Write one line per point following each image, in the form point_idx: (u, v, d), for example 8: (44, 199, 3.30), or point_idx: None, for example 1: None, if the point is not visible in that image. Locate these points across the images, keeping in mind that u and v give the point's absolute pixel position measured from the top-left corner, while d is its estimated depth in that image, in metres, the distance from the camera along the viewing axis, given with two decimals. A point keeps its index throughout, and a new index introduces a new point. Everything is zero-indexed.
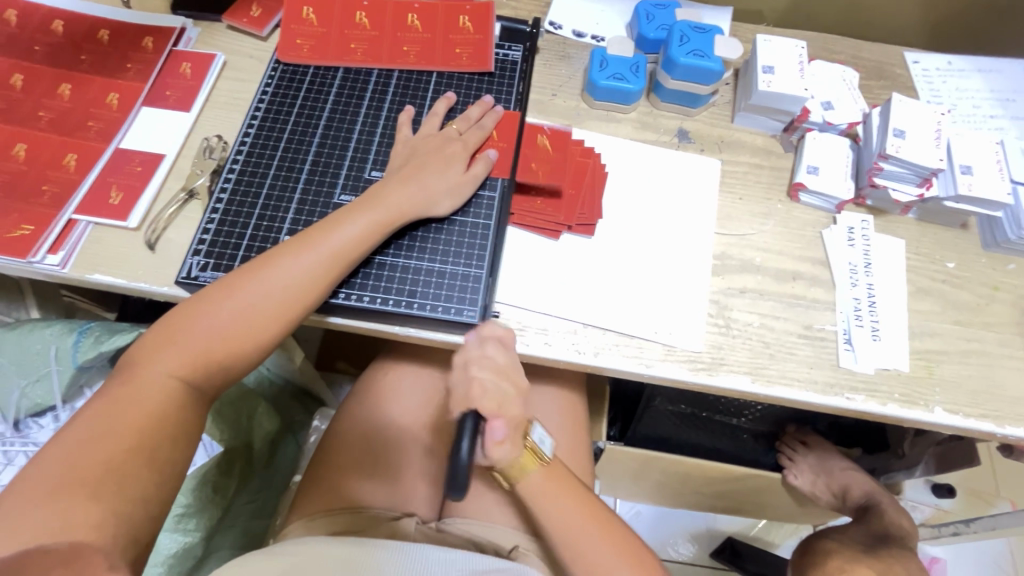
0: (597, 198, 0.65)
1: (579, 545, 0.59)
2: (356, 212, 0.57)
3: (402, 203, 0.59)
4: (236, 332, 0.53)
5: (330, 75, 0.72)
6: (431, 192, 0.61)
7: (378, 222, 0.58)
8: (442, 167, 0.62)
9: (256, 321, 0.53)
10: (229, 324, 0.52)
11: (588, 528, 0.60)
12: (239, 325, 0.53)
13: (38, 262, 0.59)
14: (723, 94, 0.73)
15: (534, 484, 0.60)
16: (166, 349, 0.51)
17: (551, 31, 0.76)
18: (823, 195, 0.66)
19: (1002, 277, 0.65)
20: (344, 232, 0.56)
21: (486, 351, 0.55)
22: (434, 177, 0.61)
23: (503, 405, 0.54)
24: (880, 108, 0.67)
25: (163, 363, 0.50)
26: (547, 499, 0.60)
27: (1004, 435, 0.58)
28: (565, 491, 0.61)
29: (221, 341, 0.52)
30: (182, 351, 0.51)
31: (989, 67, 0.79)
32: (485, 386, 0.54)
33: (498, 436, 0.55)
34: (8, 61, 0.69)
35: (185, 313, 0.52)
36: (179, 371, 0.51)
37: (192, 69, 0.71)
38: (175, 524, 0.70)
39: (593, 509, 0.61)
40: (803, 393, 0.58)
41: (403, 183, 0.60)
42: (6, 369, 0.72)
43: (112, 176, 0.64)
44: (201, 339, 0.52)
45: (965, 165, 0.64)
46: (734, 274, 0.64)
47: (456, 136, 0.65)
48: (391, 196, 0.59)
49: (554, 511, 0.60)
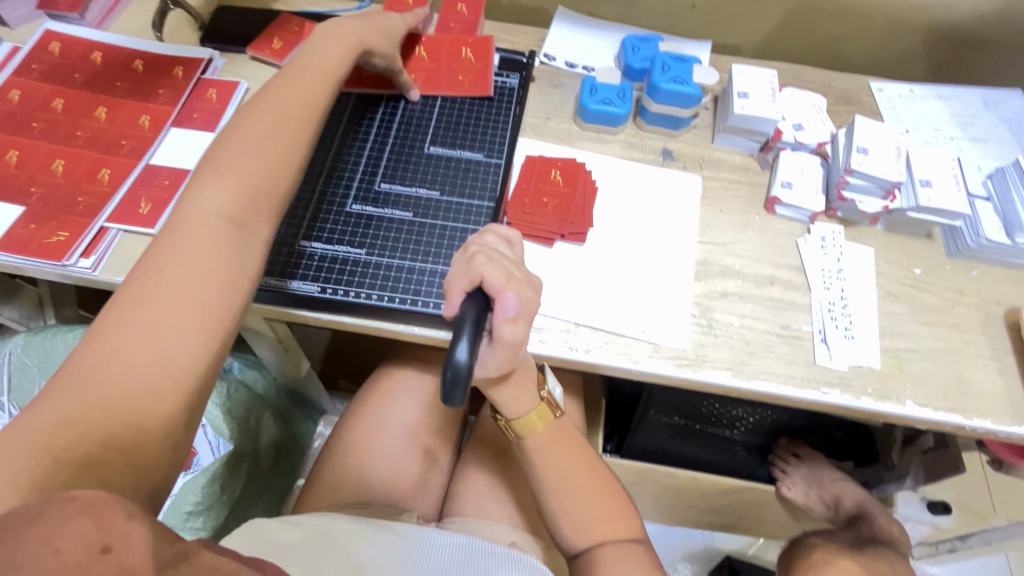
0: (588, 209, 0.71)
1: (576, 507, 0.62)
2: (320, 45, 0.65)
3: (353, 36, 0.68)
4: (263, 158, 0.54)
5: (344, 98, 0.78)
6: (374, 26, 0.71)
7: (344, 47, 0.66)
8: (382, 16, 0.73)
9: (273, 129, 0.56)
10: (252, 142, 0.54)
11: (586, 490, 0.63)
12: (263, 149, 0.55)
13: (71, 265, 0.64)
14: (704, 118, 0.80)
15: (537, 434, 0.64)
16: (208, 180, 0.51)
17: (545, 62, 0.83)
18: (797, 207, 0.72)
19: (965, 282, 0.70)
20: (317, 56, 0.64)
21: (494, 251, 0.52)
22: (375, 19, 0.72)
23: (511, 280, 0.50)
24: (846, 129, 0.73)
25: (211, 198, 0.50)
26: (547, 454, 0.64)
27: (972, 426, 0.61)
28: (564, 452, 0.64)
29: (251, 161, 0.53)
30: (219, 183, 0.51)
31: (948, 94, 0.86)
32: (488, 259, 0.50)
33: (506, 312, 0.48)
34: (51, 87, 0.76)
35: (217, 154, 0.53)
36: (228, 206, 0.50)
37: (218, 94, 0.78)
38: (185, 522, 0.73)
39: (595, 475, 0.65)
40: (781, 387, 0.62)
41: (347, 23, 0.69)
42: (30, 370, 0.77)
43: (142, 189, 0.70)
44: (238, 163, 0.53)
45: (925, 179, 0.69)
46: (715, 279, 0.69)
47: (396, 13, 0.76)
48: (345, 31, 0.67)
49: (554, 470, 0.63)
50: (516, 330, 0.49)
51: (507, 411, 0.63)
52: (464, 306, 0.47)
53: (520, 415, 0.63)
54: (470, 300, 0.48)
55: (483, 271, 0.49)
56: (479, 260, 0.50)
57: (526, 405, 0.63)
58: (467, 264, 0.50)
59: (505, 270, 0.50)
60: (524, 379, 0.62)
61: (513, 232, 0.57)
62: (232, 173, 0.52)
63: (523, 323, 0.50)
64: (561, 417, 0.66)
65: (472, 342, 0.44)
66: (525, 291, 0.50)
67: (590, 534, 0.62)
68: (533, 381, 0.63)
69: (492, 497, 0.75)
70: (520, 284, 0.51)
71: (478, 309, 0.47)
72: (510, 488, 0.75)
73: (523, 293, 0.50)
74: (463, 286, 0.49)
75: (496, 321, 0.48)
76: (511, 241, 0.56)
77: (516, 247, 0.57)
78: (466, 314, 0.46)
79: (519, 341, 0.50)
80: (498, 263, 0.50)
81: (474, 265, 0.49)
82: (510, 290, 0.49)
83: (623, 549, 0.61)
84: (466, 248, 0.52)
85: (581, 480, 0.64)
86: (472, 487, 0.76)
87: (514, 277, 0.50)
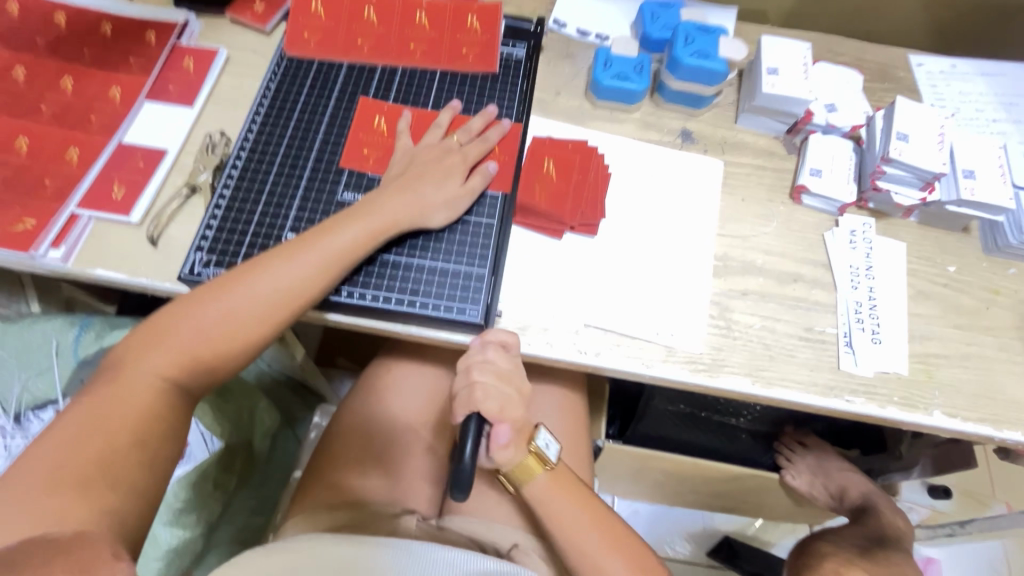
0: (601, 197, 0.65)
1: (575, 540, 0.60)
2: (349, 222, 0.57)
3: (396, 212, 0.59)
4: (226, 336, 0.52)
5: (334, 71, 0.72)
6: (428, 202, 0.61)
7: (369, 229, 0.58)
8: (441, 177, 0.62)
9: (244, 318, 0.53)
10: (211, 329, 0.52)
11: (584, 524, 0.60)
12: (229, 335, 0.53)
13: (40, 256, 0.59)
14: (727, 95, 0.73)
15: (534, 484, 0.61)
16: (157, 347, 0.51)
17: (555, 30, 0.76)
18: (825, 198, 0.66)
19: (1002, 282, 0.65)
20: (341, 236, 0.57)
21: (490, 370, 0.56)
22: (431, 187, 0.61)
23: (505, 410, 0.57)
24: (883, 111, 0.67)
25: (156, 359, 0.50)
26: (547, 502, 0.61)
27: (1002, 438, 0.58)
28: (563, 494, 0.61)
29: (207, 340, 0.52)
30: (172, 350, 0.51)
31: (993, 70, 0.79)
32: (487, 389, 0.55)
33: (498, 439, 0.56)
34: (11, 53, 0.69)
35: (176, 312, 0.52)
36: (168, 368, 0.51)
37: (195, 64, 0.71)
38: (174, 518, 0.70)
39: (594, 512, 0.62)
40: (801, 394, 0.58)
41: (398, 190, 0.60)
42: (7, 363, 0.72)
43: (114, 171, 0.64)
44: (195, 336, 0.52)
45: (968, 169, 0.64)
46: (735, 276, 0.64)
47: (457, 148, 0.64)
48: (388, 205, 0.59)
49: (551, 513, 0.61)
50: (508, 453, 0.59)
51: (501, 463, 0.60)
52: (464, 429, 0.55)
53: (512, 464, 0.60)
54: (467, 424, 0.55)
55: (482, 405, 0.56)
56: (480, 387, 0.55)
57: (516, 457, 0.60)
58: (467, 395, 0.56)
59: (500, 402, 0.56)
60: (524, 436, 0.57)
61: (511, 337, 0.57)
62: (185, 332, 0.51)
63: (513, 443, 0.58)
64: (556, 464, 0.62)
65: (472, 447, 0.53)
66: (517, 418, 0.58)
67: (591, 563, 0.59)
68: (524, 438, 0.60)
69: (493, 497, 0.73)
70: (512, 410, 0.58)
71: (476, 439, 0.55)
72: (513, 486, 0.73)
73: (513, 420, 0.58)
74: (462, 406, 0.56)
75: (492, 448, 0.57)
76: (507, 346, 0.57)
77: (512, 351, 0.57)
78: (468, 423, 0.54)
79: (510, 459, 0.59)
80: (495, 395, 0.56)
81: (474, 399, 0.55)
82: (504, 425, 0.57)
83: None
84: (466, 366, 0.56)
85: (582, 520, 0.61)
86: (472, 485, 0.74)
87: (509, 405, 0.57)
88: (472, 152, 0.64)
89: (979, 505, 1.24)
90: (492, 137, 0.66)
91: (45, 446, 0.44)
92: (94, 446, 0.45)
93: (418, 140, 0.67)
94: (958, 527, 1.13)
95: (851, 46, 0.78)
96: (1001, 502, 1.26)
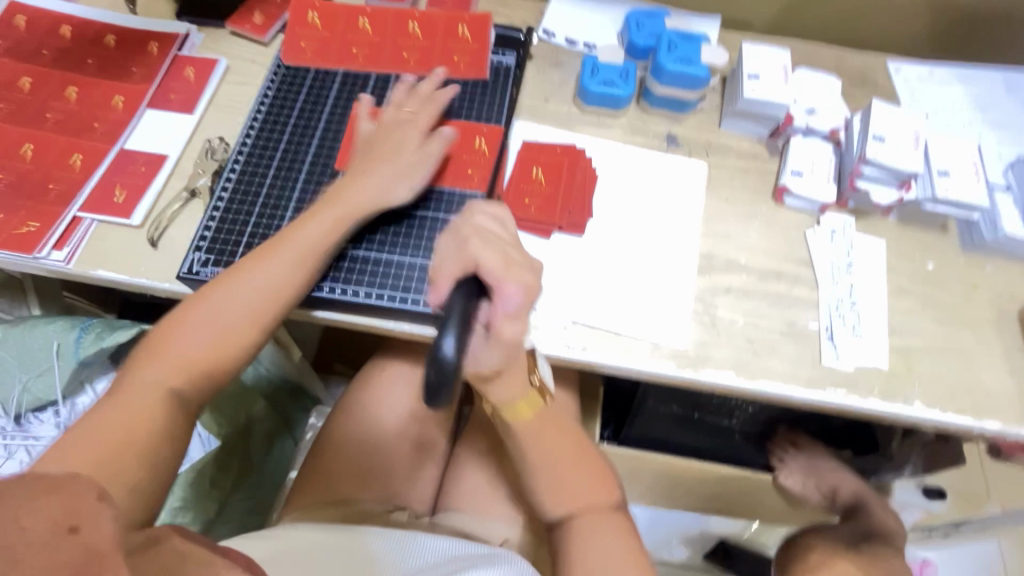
0: (588, 199, 0.68)
1: (560, 479, 0.60)
2: (318, 214, 0.60)
3: (351, 190, 0.61)
4: (225, 336, 0.54)
5: (329, 78, 0.74)
6: (384, 179, 0.62)
7: (337, 213, 0.60)
8: (395, 156, 0.64)
9: (244, 317, 0.55)
10: (214, 328, 0.54)
11: (571, 466, 0.61)
12: (231, 334, 0.55)
13: (43, 258, 0.61)
14: (711, 100, 0.76)
15: (526, 421, 0.61)
16: (162, 348, 0.53)
17: (544, 39, 0.78)
18: (807, 198, 0.68)
19: (979, 277, 0.67)
20: (313, 224, 0.59)
21: (487, 234, 0.51)
22: (387, 166, 0.63)
23: (509, 268, 0.48)
24: (861, 114, 0.69)
25: (161, 359, 0.52)
26: (538, 438, 0.61)
27: (981, 428, 0.59)
28: (552, 434, 0.62)
29: (210, 339, 0.54)
30: (176, 349, 0.53)
31: (969, 75, 0.81)
32: (483, 245, 0.49)
33: (507, 302, 0.47)
34: (18, 65, 0.71)
35: (176, 318, 0.54)
36: (172, 361, 0.53)
37: (196, 73, 0.73)
38: (172, 516, 0.72)
39: (583, 458, 0.62)
40: (784, 387, 0.60)
41: (359, 173, 0.63)
42: (9, 364, 0.74)
43: (116, 176, 0.66)
44: (197, 335, 0.54)
45: (942, 169, 0.66)
46: (719, 274, 0.66)
47: (409, 123, 0.66)
48: (348, 190, 0.61)
49: (541, 452, 0.61)
50: (515, 328, 0.49)
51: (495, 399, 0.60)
52: (455, 290, 0.45)
53: (508, 403, 0.60)
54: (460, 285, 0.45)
55: (478, 256, 0.48)
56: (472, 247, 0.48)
57: (517, 391, 0.59)
58: (459, 248, 0.49)
59: (502, 256, 0.49)
60: (517, 369, 0.58)
61: (502, 209, 0.55)
62: (188, 332, 0.54)
63: (522, 317, 0.50)
64: (552, 404, 0.63)
65: (461, 327, 0.41)
66: (525, 277, 0.49)
67: (572, 505, 0.59)
68: (524, 367, 0.59)
69: (486, 494, 0.73)
70: (520, 270, 0.49)
71: (472, 296, 0.45)
72: (506, 483, 0.74)
73: (522, 279, 0.49)
74: (453, 272, 0.47)
75: (497, 316, 0.48)
76: (499, 218, 0.54)
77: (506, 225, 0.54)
78: (458, 291, 0.44)
79: (516, 337, 0.50)
80: (493, 247, 0.49)
81: (468, 250, 0.48)
82: (510, 280, 0.48)
83: (606, 521, 0.58)
84: (456, 230, 0.51)
85: (570, 463, 0.61)
86: (465, 482, 0.75)
87: (513, 262, 0.49)
88: (429, 137, 0.67)
89: (974, 505, 1.25)
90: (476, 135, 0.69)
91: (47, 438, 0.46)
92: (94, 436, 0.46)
93: (378, 134, 0.69)
94: (952, 527, 1.13)
95: (831, 53, 0.81)
96: (997, 503, 1.27)
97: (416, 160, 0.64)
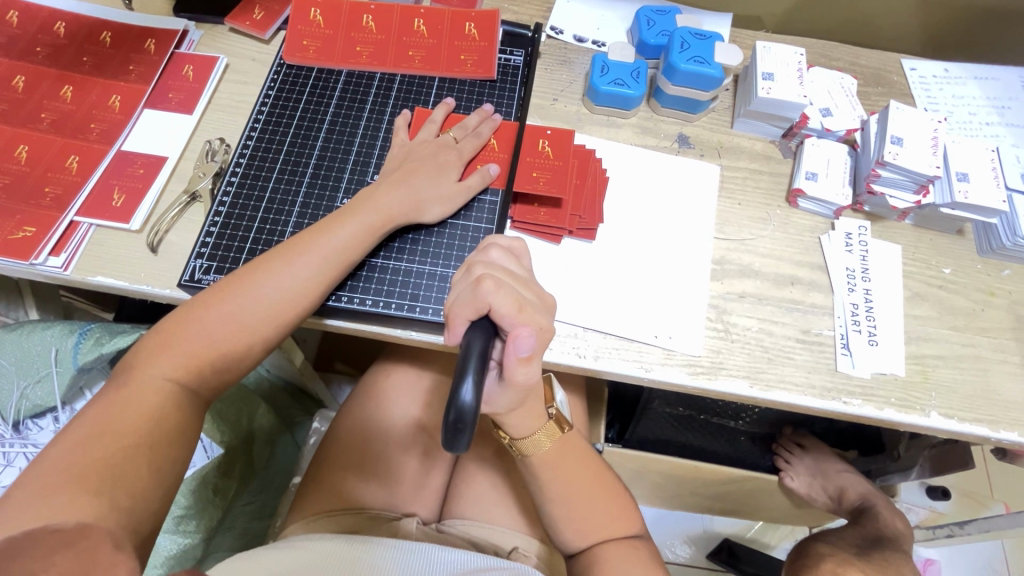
0: (599, 202, 0.66)
1: (578, 511, 0.61)
2: (345, 220, 0.58)
3: (388, 206, 0.59)
4: (231, 338, 0.53)
5: (333, 78, 0.72)
6: (420, 195, 0.61)
7: (364, 226, 0.58)
8: (435, 172, 0.62)
9: (250, 325, 0.53)
10: (217, 335, 0.52)
11: (589, 497, 0.61)
12: (235, 342, 0.53)
13: (40, 264, 0.59)
14: (724, 100, 0.74)
15: (545, 451, 0.59)
16: (164, 355, 0.51)
17: (552, 36, 0.76)
18: (821, 201, 0.67)
19: (996, 283, 0.66)
20: (335, 234, 0.57)
21: (500, 272, 0.46)
22: (425, 181, 0.62)
23: (522, 312, 0.44)
24: (877, 116, 0.68)
25: (162, 365, 0.51)
26: (556, 469, 0.60)
27: (998, 438, 0.58)
28: (571, 460, 0.61)
29: (215, 347, 0.52)
30: (179, 358, 0.51)
31: (985, 75, 0.79)
32: (497, 286, 0.44)
33: (520, 351, 0.43)
34: (10, 62, 0.69)
35: (182, 317, 0.53)
36: (175, 374, 0.51)
37: (194, 72, 0.71)
38: (176, 526, 0.71)
39: (601, 486, 0.62)
40: (800, 397, 0.59)
41: (394, 183, 0.61)
42: (8, 370, 0.72)
43: (114, 178, 0.64)
44: (200, 343, 0.52)
45: (962, 172, 0.64)
46: (733, 279, 0.64)
47: (453, 144, 0.65)
48: (384, 198, 0.59)
49: (561, 484, 0.60)
50: (529, 372, 0.45)
51: (512, 430, 0.57)
52: (469, 337, 0.42)
53: (526, 435, 0.58)
54: (474, 330, 0.43)
55: (491, 299, 0.43)
56: (486, 288, 0.44)
57: (536, 423, 0.58)
58: (472, 290, 0.44)
59: (515, 297, 0.44)
60: (535, 401, 0.56)
61: (517, 242, 0.51)
62: (191, 338, 0.52)
63: (537, 361, 0.45)
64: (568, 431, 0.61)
65: (477, 378, 0.40)
66: (540, 320, 0.45)
67: (589, 535, 0.61)
68: (542, 399, 0.57)
69: (495, 501, 0.72)
70: (533, 312, 0.45)
71: (484, 346, 0.42)
72: (514, 489, 0.73)
73: (536, 323, 0.45)
74: (467, 315, 0.44)
75: (509, 360, 0.44)
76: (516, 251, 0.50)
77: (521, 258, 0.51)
78: (472, 345, 0.41)
79: (530, 382, 0.46)
80: (507, 289, 0.44)
81: (481, 292, 0.44)
82: (523, 326, 0.44)
83: (621, 546, 0.60)
84: (469, 268, 0.47)
85: (588, 492, 0.61)
86: (472, 489, 0.74)
87: (527, 304, 0.45)
88: (466, 148, 0.65)
89: (977, 505, 1.24)
90: (485, 132, 0.67)
91: (49, 453, 0.44)
92: (97, 453, 0.45)
93: (413, 135, 0.67)
94: (957, 527, 1.11)
95: (845, 51, 0.79)
96: (999, 503, 1.27)
97: (450, 174, 0.63)
